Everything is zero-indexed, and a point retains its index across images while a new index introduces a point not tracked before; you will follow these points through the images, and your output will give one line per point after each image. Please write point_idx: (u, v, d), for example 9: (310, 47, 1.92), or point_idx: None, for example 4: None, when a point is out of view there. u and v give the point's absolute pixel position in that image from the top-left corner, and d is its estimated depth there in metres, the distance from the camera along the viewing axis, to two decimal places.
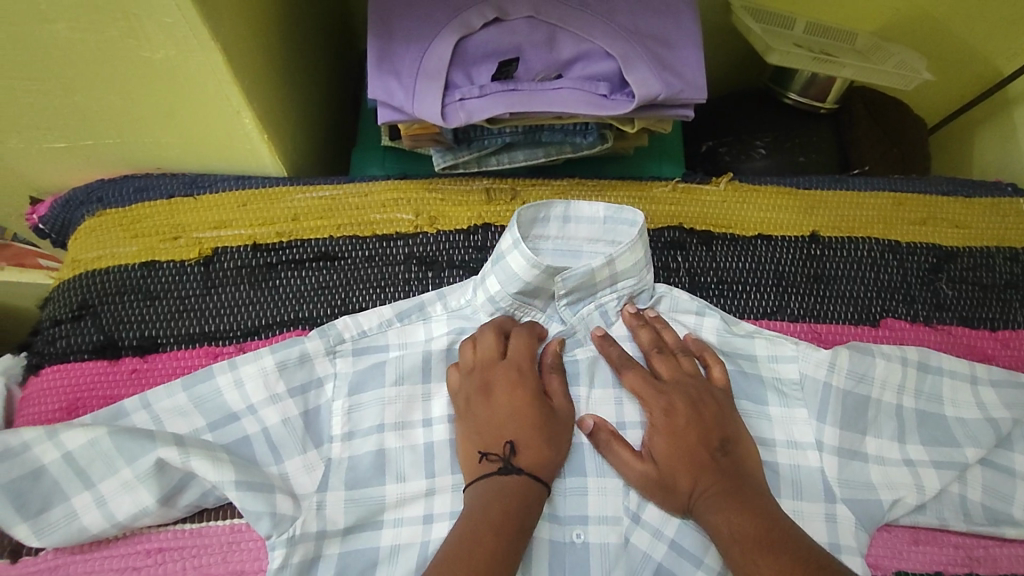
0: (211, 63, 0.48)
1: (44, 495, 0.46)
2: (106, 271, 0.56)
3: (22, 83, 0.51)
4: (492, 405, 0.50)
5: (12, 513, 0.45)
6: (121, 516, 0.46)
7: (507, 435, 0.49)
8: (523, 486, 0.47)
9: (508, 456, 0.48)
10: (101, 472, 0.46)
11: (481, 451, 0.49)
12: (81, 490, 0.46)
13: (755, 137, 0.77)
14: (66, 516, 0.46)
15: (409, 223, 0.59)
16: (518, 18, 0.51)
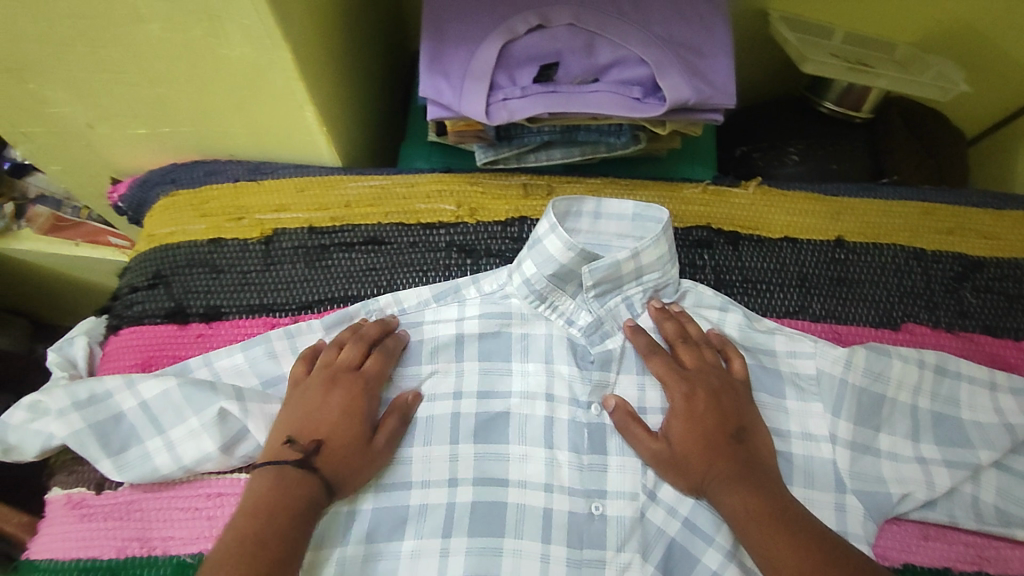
0: (280, 61, 0.54)
1: (123, 437, 0.52)
2: (178, 245, 0.62)
3: (116, 76, 0.58)
4: (322, 405, 0.52)
5: (96, 450, 0.51)
6: (187, 460, 0.51)
7: (321, 433, 0.51)
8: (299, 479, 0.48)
9: (310, 453, 0.49)
10: (171, 420, 0.52)
11: (288, 437, 0.50)
12: (153, 435, 0.52)
13: (789, 144, 0.79)
14: (141, 457, 0.52)
15: (452, 214, 0.64)
16: (559, 25, 0.55)
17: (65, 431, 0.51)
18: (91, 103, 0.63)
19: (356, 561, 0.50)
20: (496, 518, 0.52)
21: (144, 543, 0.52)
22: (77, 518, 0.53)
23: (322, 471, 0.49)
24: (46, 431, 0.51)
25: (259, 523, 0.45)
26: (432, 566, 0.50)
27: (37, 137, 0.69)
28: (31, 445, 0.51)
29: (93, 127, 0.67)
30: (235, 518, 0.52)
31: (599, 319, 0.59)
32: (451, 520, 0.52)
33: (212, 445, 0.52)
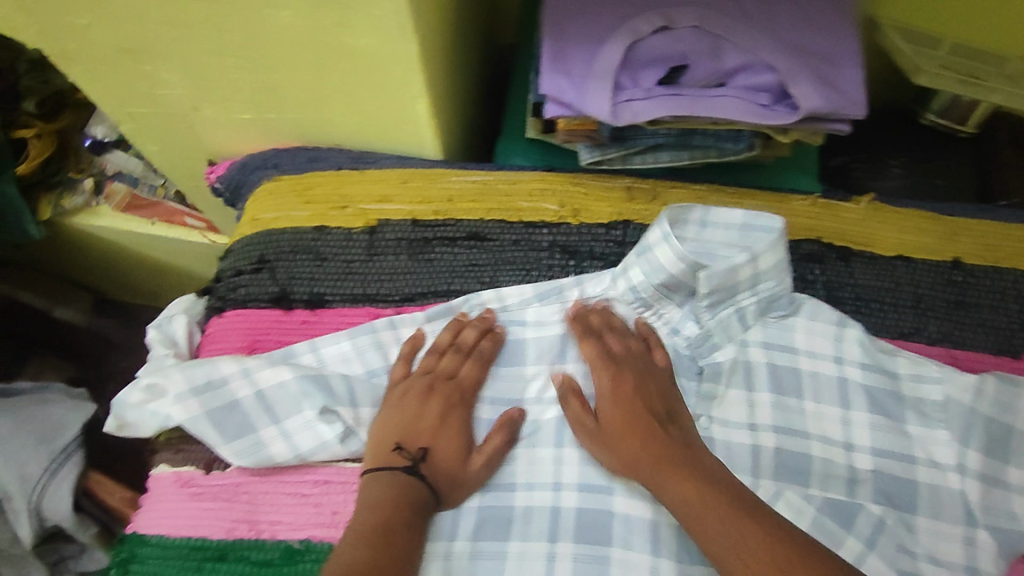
0: (403, 53, 0.53)
1: (238, 424, 0.53)
2: (283, 231, 0.63)
3: (233, 60, 0.57)
4: (420, 413, 0.54)
5: (214, 436, 0.53)
6: (303, 449, 0.53)
7: (426, 441, 0.53)
8: (408, 485, 0.50)
9: (418, 460, 0.52)
10: (284, 409, 0.54)
11: (396, 444, 0.52)
12: (266, 424, 0.54)
13: (891, 157, 0.78)
14: (254, 444, 0.53)
15: (555, 213, 0.63)
16: (684, 27, 0.53)
17: (185, 415, 0.52)
18: (201, 87, 0.63)
19: (461, 557, 0.51)
20: (600, 526, 0.53)
21: (253, 525, 0.53)
22: (187, 495, 0.54)
23: (428, 478, 0.51)
24: (164, 413, 0.53)
25: (372, 530, 0.47)
26: (537, 569, 0.51)
27: (141, 117, 0.70)
28: (151, 426, 0.53)
29: (198, 110, 0.67)
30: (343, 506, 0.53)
31: (707, 331, 0.57)
32: (558, 522, 0.53)
33: (328, 437, 0.53)
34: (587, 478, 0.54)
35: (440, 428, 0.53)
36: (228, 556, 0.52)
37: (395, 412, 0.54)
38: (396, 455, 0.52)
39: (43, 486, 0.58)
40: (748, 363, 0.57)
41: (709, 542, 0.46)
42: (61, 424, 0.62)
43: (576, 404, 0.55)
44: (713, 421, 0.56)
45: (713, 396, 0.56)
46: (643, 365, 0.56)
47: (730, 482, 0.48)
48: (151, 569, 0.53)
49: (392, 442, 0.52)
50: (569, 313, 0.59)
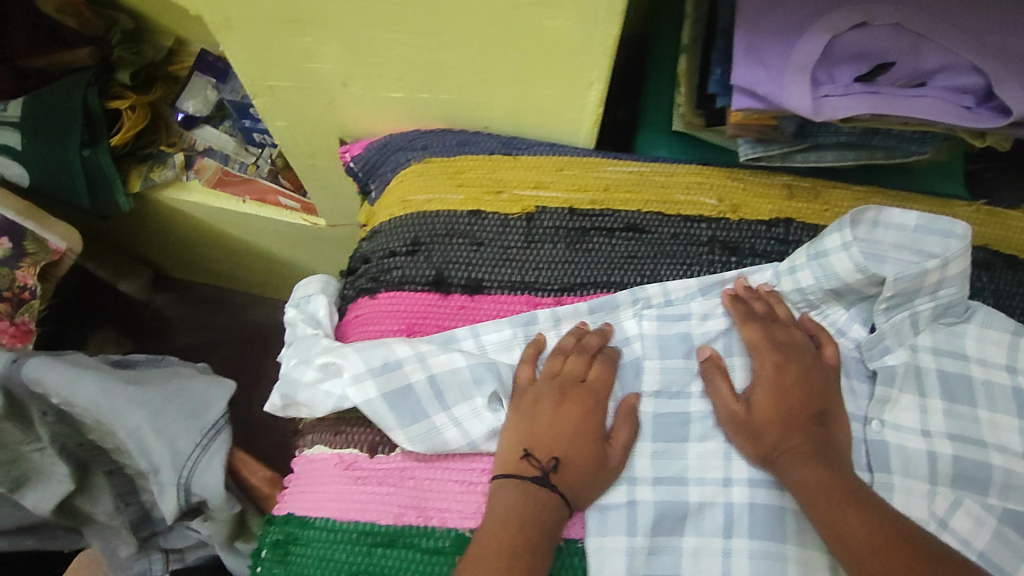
0: (596, 38, 0.52)
1: (411, 408, 0.53)
2: (436, 214, 0.62)
3: (403, 37, 0.56)
4: (554, 417, 0.52)
5: (388, 420, 0.52)
6: (475, 436, 0.53)
7: (558, 450, 0.51)
8: (551, 499, 0.49)
9: (549, 471, 0.50)
10: (455, 397, 0.53)
11: (526, 450, 0.51)
12: (438, 411, 0.53)
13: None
14: (428, 430, 0.52)
15: (713, 208, 0.62)
16: (882, 24, 0.50)
17: (363, 398, 0.52)
18: (357, 63, 0.61)
19: (642, 552, 0.50)
20: (779, 524, 0.51)
21: (419, 512, 0.52)
22: (350, 479, 0.54)
23: (560, 489, 0.49)
24: (337, 394, 0.53)
25: (512, 552, 0.46)
26: (715, 564, 0.50)
27: (280, 91, 0.68)
28: (324, 406, 0.54)
29: (345, 86, 0.65)
30: None
31: (881, 333, 0.56)
32: (733, 521, 0.51)
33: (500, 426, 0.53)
34: (760, 474, 0.52)
35: (574, 436, 0.52)
36: (396, 542, 0.51)
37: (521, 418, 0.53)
38: (525, 462, 0.51)
39: (195, 463, 0.58)
40: (920, 370, 0.56)
41: (848, 544, 0.45)
42: (208, 400, 0.61)
43: (724, 385, 0.54)
44: (886, 425, 0.55)
45: (886, 398, 0.55)
46: (814, 360, 0.54)
47: (861, 487, 0.48)
48: (318, 551, 0.52)
49: (522, 447, 0.51)
50: (726, 294, 0.58)
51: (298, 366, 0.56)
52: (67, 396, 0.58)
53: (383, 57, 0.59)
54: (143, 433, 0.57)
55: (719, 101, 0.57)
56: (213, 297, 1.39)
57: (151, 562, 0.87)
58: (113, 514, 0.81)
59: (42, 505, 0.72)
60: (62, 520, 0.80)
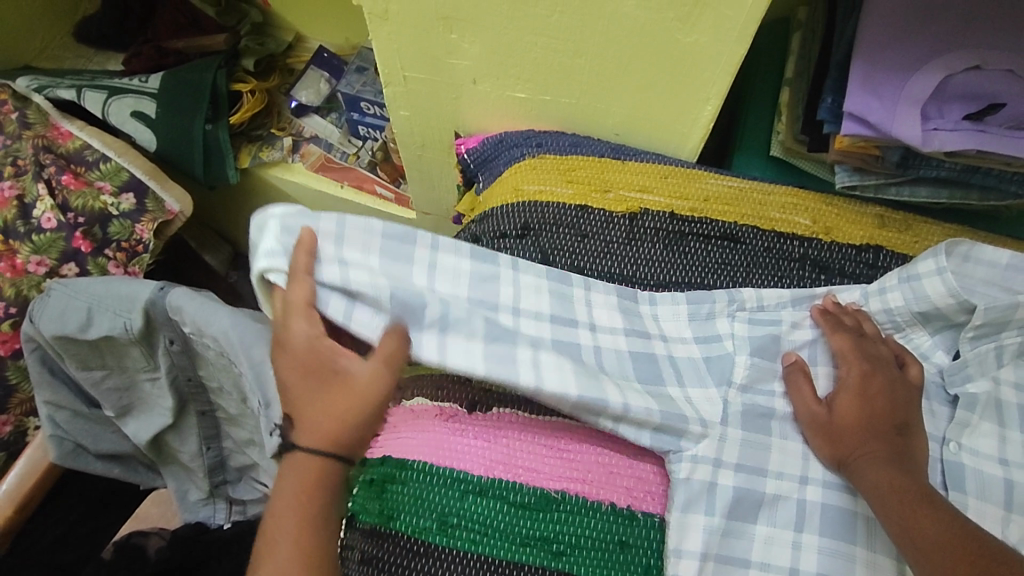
0: (725, 54, 0.58)
1: (466, 346, 0.54)
2: (547, 204, 0.67)
3: (544, 41, 0.63)
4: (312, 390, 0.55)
5: (443, 322, 0.55)
6: (544, 373, 0.53)
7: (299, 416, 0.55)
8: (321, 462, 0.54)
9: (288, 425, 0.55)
10: (537, 346, 0.56)
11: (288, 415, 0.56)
12: (524, 347, 0.55)
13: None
14: (468, 358, 0.54)
15: (807, 228, 0.66)
16: (996, 69, 0.56)
17: (461, 308, 0.57)
18: (495, 61, 0.67)
19: (717, 531, 0.53)
20: (849, 524, 0.53)
21: (509, 468, 0.55)
22: (449, 429, 0.57)
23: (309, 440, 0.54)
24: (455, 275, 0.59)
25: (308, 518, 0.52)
26: (784, 555, 0.52)
27: (414, 82, 0.74)
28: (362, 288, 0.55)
29: (476, 83, 0.71)
30: (592, 466, 0.55)
31: (964, 360, 0.59)
32: (805, 515, 0.53)
33: (573, 382, 0.53)
34: (836, 476, 0.54)
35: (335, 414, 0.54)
36: (487, 492, 0.54)
37: (315, 374, 0.55)
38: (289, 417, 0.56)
39: None
40: (1001, 402, 0.57)
41: (918, 542, 0.46)
42: None
43: (808, 388, 0.56)
44: (963, 448, 0.56)
45: (968, 422, 0.57)
46: (896, 375, 0.56)
47: (932, 494, 0.49)
48: (413, 490, 0.54)
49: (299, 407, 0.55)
50: (816, 308, 0.61)
51: (358, 255, 0.57)
52: (200, 325, 0.67)
53: (518, 60, 0.66)
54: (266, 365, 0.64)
55: (827, 126, 0.63)
56: None
57: (215, 510, 0.89)
58: (195, 454, 0.83)
59: (140, 434, 0.77)
60: (146, 456, 0.85)
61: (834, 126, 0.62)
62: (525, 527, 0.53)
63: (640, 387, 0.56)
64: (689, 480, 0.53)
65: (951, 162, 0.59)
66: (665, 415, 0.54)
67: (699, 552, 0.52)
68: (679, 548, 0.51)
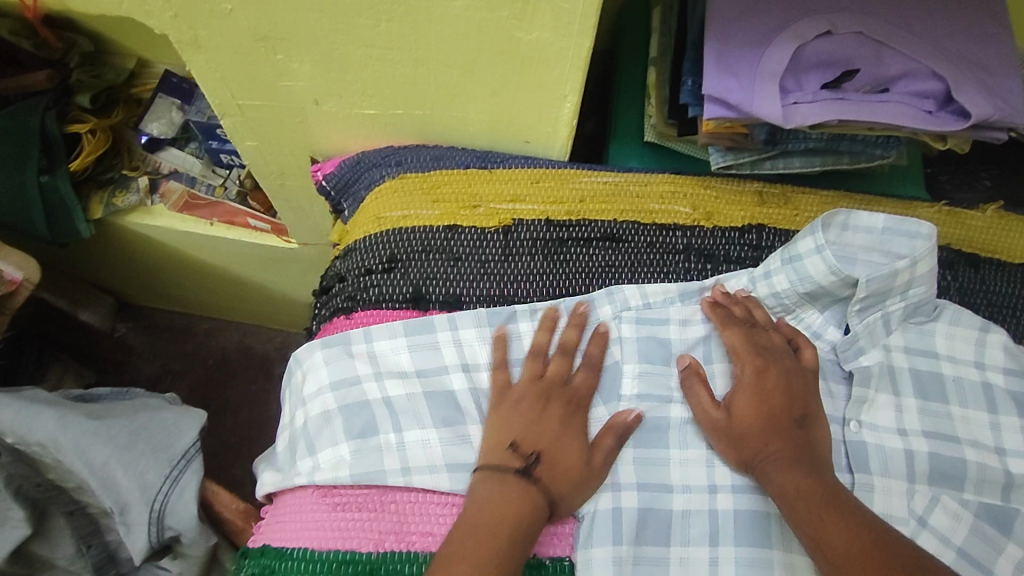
0: (574, 48, 0.53)
1: (332, 455, 0.54)
2: (413, 229, 0.61)
3: (377, 53, 0.56)
4: (541, 418, 0.52)
5: (309, 445, 0.55)
6: (409, 458, 0.53)
7: (541, 445, 0.51)
8: (534, 497, 0.49)
9: (531, 464, 0.50)
10: (408, 423, 0.54)
11: (511, 443, 0.51)
12: (389, 431, 0.54)
13: (980, 170, 0.71)
14: (335, 463, 0.53)
15: (687, 216, 0.63)
16: (846, 33, 0.55)
17: (321, 409, 0.55)
18: (331, 79, 0.60)
19: (628, 562, 0.50)
20: (765, 528, 0.51)
21: (401, 538, 0.51)
22: (329, 507, 0.52)
23: (541, 482, 0.50)
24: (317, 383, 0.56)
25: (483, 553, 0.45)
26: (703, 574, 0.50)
27: (251, 110, 0.66)
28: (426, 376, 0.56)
29: (318, 104, 0.64)
30: None
31: (855, 335, 0.57)
32: (718, 527, 0.51)
33: (440, 464, 0.53)
34: (743, 479, 0.52)
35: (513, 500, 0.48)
36: (378, 570, 0.50)
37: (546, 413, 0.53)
38: (510, 455, 0.51)
39: (166, 494, 0.58)
40: (894, 369, 0.56)
41: (827, 552, 0.45)
42: (175, 435, 0.62)
43: (705, 393, 0.53)
44: (864, 425, 0.55)
45: (866, 399, 0.56)
46: (792, 364, 0.54)
47: (840, 491, 0.47)
48: None
49: (507, 443, 0.51)
50: (705, 300, 0.58)
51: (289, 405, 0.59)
52: (23, 435, 0.58)
53: (356, 75, 0.59)
54: (110, 468, 0.58)
55: (691, 110, 0.59)
56: (177, 325, 1.33)
57: None
58: (73, 559, 0.71)
59: None
60: None
61: (698, 109, 0.59)
62: None
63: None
64: (593, 514, 0.51)
65: (815, 133, 0.58)
66: None
67: None
68: None
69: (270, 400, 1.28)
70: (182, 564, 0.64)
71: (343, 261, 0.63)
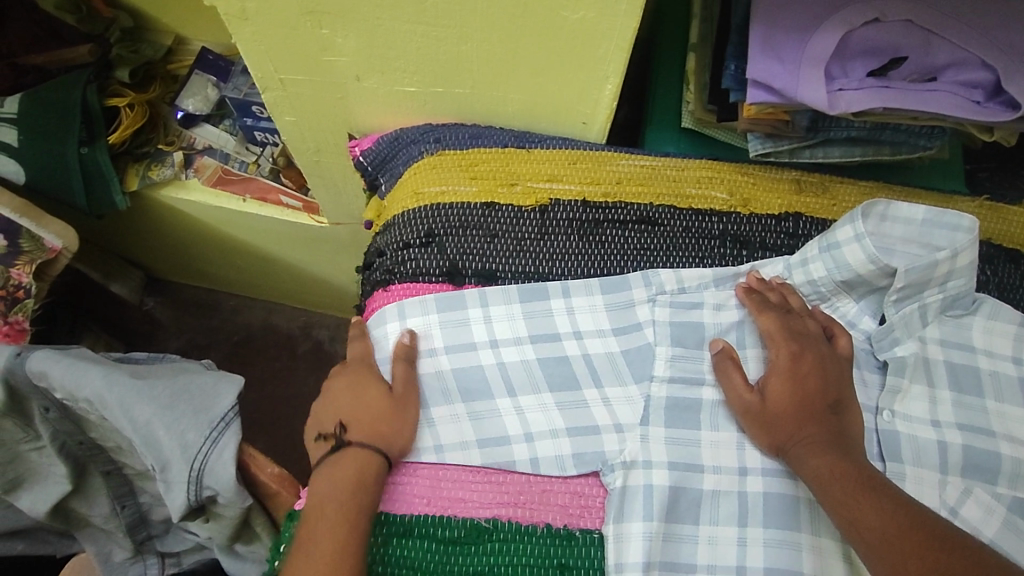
0: (619, 27, 0.53)
1: None
2: (451, 206, 0.62)
3: (421, 29, 0.56)
4: (344, 391, 0.55)
5: None
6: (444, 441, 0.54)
7: (346, 417, 0.53)
8: (360, 456, 0.51)
9: (340, 434, 0.53)
10: (435, 399, 0.55)
11: (328, 430, 0.54)
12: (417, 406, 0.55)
13: None
14: None
15: (724, 202, 0.63)
16: (895, 21, 0.54)
17: None
18: (374, 55, 0.61)
19: (658, 537, 0.50)
20: (792, 510, 0.51)
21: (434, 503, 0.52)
22: None
23: (367, 443, 0.52)
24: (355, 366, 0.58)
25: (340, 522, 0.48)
26: (730, 554, 0.51)
27: (293, 85, 0.67)
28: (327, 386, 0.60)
29: (359, 80, 0.64)
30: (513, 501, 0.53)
31: (890, 325, 0.57)
32: (746, 509, 0.51)
33: (473, 443, 0.54)
34: (774, 462, 0.52)
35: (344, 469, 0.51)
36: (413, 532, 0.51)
37: (347, 381, 0.56)
38: (323, 440, 0.53)
39: (206, 454, 0.60)
40: (929, 361, 0.56)
41: (866, 535, 0.45)
42: (214, 398, 0.63)
43: (739, 376, 0.53)
44: (896, 415, 0.55)
45: (899, 388, 0.56)
46: (826, 350, 0.54)
47: (874, 473, 0.48)
48: None
49: (325, 427, 0.54)
50: (741, 287, 0.58)
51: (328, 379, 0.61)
52: (71, 390, 0.61)
53: (399, 51, 0.60)
54: (152, 427, 0.60)
55: (733, 94, 0.59)
56: (204, 301, 1.35)
57: (147, 567, 0.79)
58: (110, 516, 0.74)
59: (38, 507, 0.68)
60: (55, 526, 0.76)
61: (739, 93, 0.59)
62: (456, 563, 0.50)
63: (558, 430, 0.54)
64: (625, 488, 0.52)
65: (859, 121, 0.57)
66: (570, 431, 0.54)
67: (642, 563, 0.49)
68: (619, 563, 0.50)
69: (294, 377, 1.30)
70: (215, 525, 0.66)
71: (380, 237, 0.64)
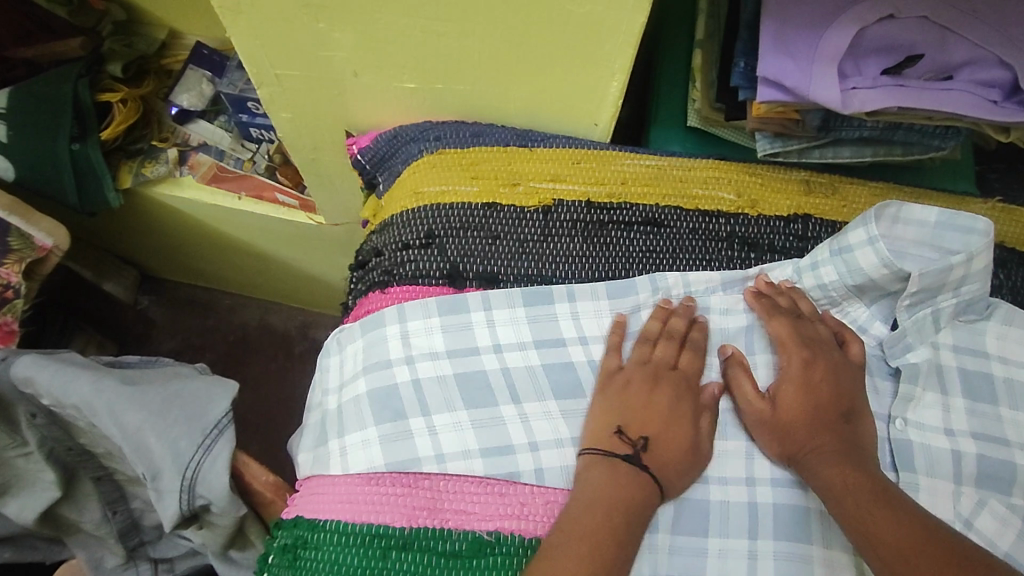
0: (627, 22, 0.51)
1: (361, 438, 0.53)
2: (451, 206, 0.60)
3: (422, 23, 0.55)
4: (651, 397, 0.52)
5: (342, 426, 0.55)
6: (444, 450, 0.52)
7: (651, 429, 0.51)
8: (646, 480, 0.49)
9: (640, 449, 0.50)
10: (437, 406, 0.53)
11: (618, 427, 0.51)
12: (417, 414, 0.53)
13: None
14: (364, 444, 0.53)
15: (731, 203, 0.61)
16: (910, 17, 0.52)
17: (354, 393, 0.55)
18: (372, 50, 0.59)
19: (663, 551, 0.49)
20: (804, 522, 0.50)
21: (434, 514, 0.50)
22: (364, 481, 0.52)
23: (652, 469, 0.49)
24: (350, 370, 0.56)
25: (596, 530, 0.45)
26: (740, 568, 0.49)
27: (289, 80, 0.65)
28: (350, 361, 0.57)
29: (357, 76, 0.62)
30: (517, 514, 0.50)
31: (903, 330, 0.55)
32: (757, 520, 0.50)
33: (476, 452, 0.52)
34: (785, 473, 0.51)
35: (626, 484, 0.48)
36: (412, 545, 0.49)
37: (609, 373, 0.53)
38: (620, 438, 0.50)
39: (199, 462, 0.58)
40: (942, 367, 0.55)
41: (879, 550, 0.43)
42: (207, 403, 0.61)
43: (749, 383, 0.52)
44: (909, 424, 0.53)
45: (914, 396, 0.54)
46: (838, 357, 0.53)
47: (887, 484, 0.46)
48: (328, 556, 0.50)
49: (615, 425, 0.51)
50: (748, 291, 0.57)
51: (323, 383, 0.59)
52: (61, 395, 0.59)
53: (398, 46, 0.58)
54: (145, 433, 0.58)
55: (742, 92, 0.58)
56: (199, 299, 1.33)
57: None
58: (100, 523, 0.72)
59: (26, 514, 0.67)
60: (44, 532, 0.74)
61: (749, 91, 0.57)
62: None
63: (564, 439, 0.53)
64: None
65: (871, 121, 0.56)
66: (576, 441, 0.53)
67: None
68: None
69: (290, 377, 1.28)
70: (208, 533, 0.65)
71: (378, 238, 0.62)
